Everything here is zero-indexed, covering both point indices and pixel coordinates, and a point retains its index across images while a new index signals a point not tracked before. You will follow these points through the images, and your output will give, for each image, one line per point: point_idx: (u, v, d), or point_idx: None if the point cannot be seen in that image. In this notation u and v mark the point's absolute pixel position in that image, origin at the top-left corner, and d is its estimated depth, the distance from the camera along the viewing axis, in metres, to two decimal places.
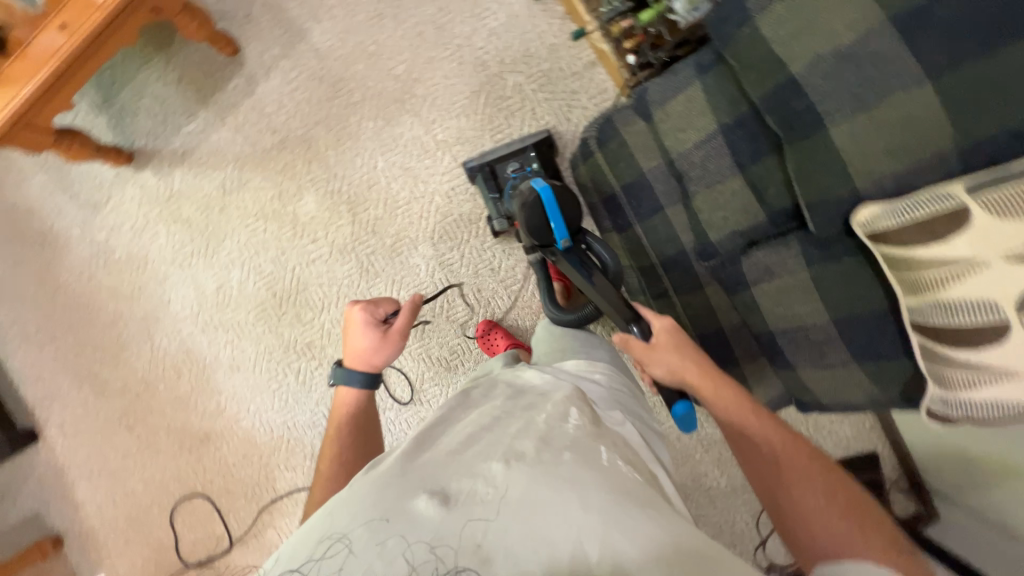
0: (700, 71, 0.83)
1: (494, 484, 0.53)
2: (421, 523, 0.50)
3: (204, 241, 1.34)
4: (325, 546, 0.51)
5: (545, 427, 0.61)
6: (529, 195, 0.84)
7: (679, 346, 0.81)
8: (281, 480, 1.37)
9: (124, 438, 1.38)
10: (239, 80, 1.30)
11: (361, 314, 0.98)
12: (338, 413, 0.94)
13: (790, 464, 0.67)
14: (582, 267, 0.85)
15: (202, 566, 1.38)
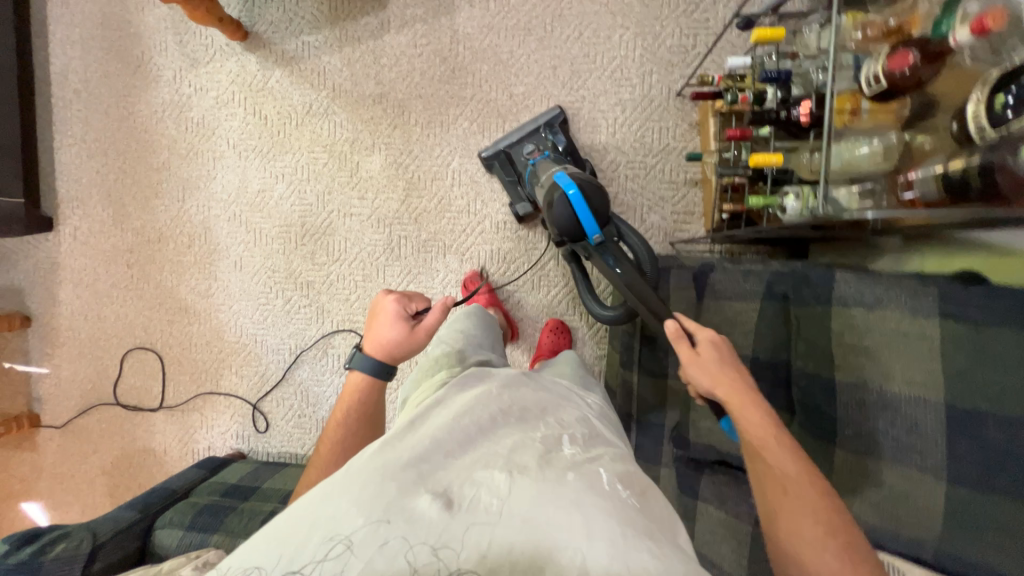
0: (768, 293, 0.88)
1: (497, 493, 0.56)
2: (424, 523, 0.52)
3: (268, 144, 1.37)
4: (323, 547, 0.51)
5: (542, 448, 0.64)
6: (557, 195, 0.94)
7: (725, 357, 0.76)
8: (227, 380, 1.44)
9: (119, 270, 1.46)
10: (372, 20, 1.30)
11: (391, 304, 0.98)
12: (347, 398, 0.94)
13: (796, 492, 0.61)
14: (613, 261, 0.96)
15: (129, 409, 1.49)
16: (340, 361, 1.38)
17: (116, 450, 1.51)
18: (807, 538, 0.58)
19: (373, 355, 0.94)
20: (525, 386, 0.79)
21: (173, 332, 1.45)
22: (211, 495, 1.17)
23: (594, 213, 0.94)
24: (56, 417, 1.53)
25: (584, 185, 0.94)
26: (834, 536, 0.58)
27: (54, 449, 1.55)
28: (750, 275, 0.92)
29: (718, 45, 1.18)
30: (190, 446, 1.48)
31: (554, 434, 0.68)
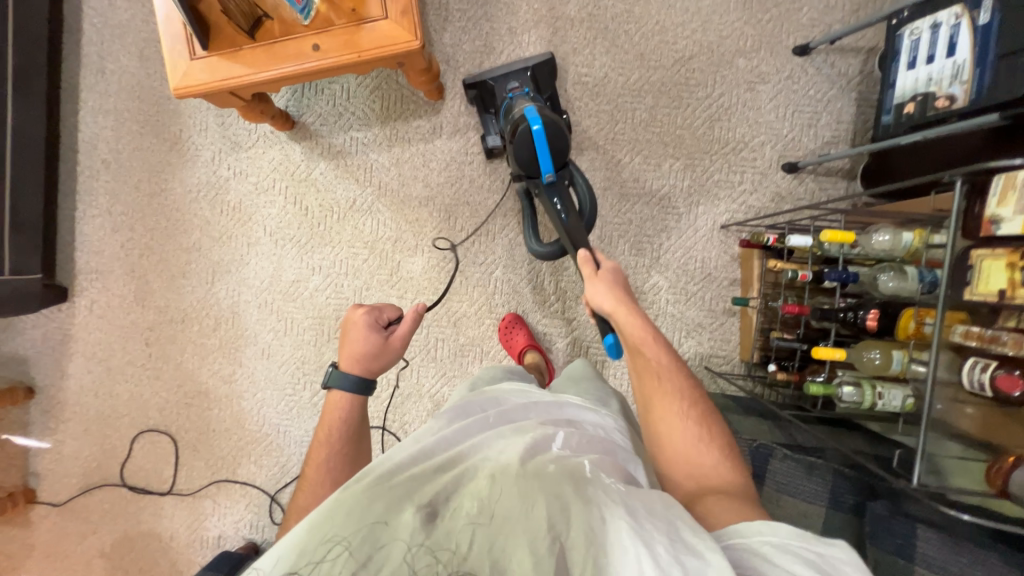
0: (833, 502, 0.91)
1: (480, 496, 0.58)
2: (416, 531, 0.53)
3: (308, 236, 1.34)
4: (324, 548, 0.52)
5: (528, 449, 0.67)
6: (521, 128, 0.95)
7: (612, 280, 0.85)
8: (245, 468, 1.40)
9: (137, 347, 1.41)
10: (424, 123, 1.30)
11: (362, 316, 0.87)
12: (328, 419, 0.81)
13: (670, 379, 0.73)
14: (562, 207, 0.98)
15: (136, 491, 1.43)
16: None
17: (117, 534, 1.44)
18: (673, 411, 0.70)
19: (353, 372, 0.83)
20: (523, 400, 0.79)
21: (190, 415, 1.40)
22: None
23: (552, 154, 0.96)
24: (53, 494, 1.45)
25: (548, 121, 0.95)
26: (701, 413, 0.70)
27: (46, 530, 1.45)
28: (814, 474, 0.94)
29: (764, 185, 1.22)
30: (200, 534, 1.42)
31: (541, 436, 0.70)
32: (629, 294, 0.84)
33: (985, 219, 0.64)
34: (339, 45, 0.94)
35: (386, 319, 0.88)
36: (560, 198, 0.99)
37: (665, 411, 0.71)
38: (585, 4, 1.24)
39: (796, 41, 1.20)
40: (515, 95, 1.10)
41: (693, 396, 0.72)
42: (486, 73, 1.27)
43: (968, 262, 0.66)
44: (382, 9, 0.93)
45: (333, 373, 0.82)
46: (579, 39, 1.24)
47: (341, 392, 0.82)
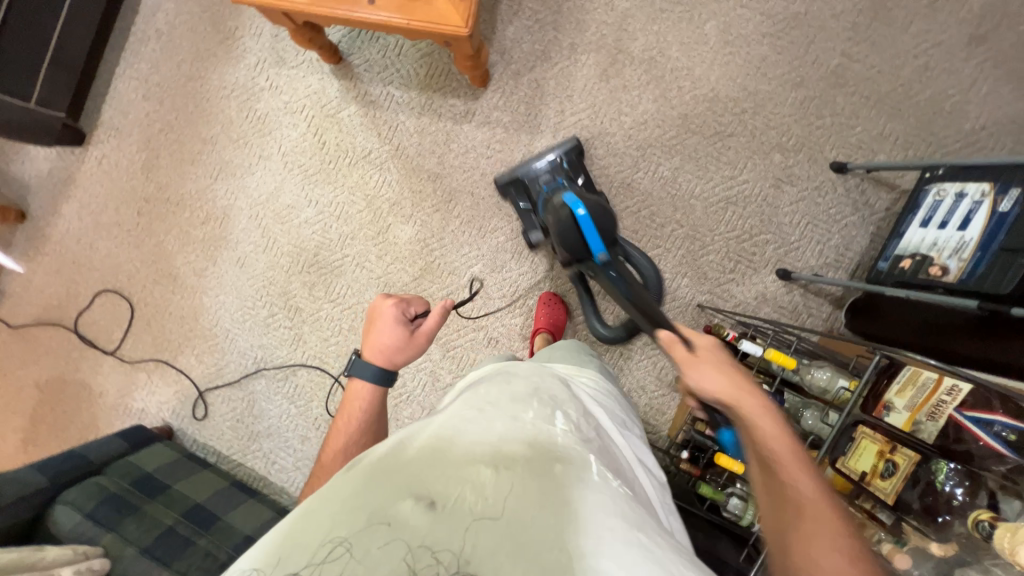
0: None
1: (479, 492, 0.47)
2: (407, 530, 0.44)
3: (316, 170, 1.37)
4: (325, 549, 0.44)
5: (534, 430, 0.55)
6: (566, 216, 0.96)
7: (722, 362, 0.67)
8: (185, 357, 1.46)
9: (128, 213, 1.46)
10: (458, 104, 1.31)
11: (390, 307, 0.87)
12: (350, 407, 0.80)
13: (824, 524, 0.52)
14: (621, 281, 0.93)
15: (83, 341, 1.50)
16: (295, 390, 1.41)
17: (54, 373, 1.51)
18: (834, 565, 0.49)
19: (375, 363, 0.82)
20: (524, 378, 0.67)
21: (155, 293, 1.46)
22: (121, 481, 1.19)
23: (600, 235, 0.96)
24: (10, 315, 1.53)
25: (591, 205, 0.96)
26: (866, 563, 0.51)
27: None
28: None
29: (752, 281, 1.22)
30: (126, 402, 1.49)
31: (547, 412, 0.58)
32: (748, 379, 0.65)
33: (881, 401, 0.75)
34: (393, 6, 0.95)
35: (411, 313, 0.87)
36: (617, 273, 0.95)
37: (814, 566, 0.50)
38: (651, 48, 1.24)
39: (837, 157, 1.19)
40: (552, 189, 1.11)
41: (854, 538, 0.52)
42: (533, 78, 1.27)
43: (853, 433, 0.77)
44: None
45: (355, 363, 0.81)
46: (632, 79, 1.24)
47: (362, 382, 0.82)
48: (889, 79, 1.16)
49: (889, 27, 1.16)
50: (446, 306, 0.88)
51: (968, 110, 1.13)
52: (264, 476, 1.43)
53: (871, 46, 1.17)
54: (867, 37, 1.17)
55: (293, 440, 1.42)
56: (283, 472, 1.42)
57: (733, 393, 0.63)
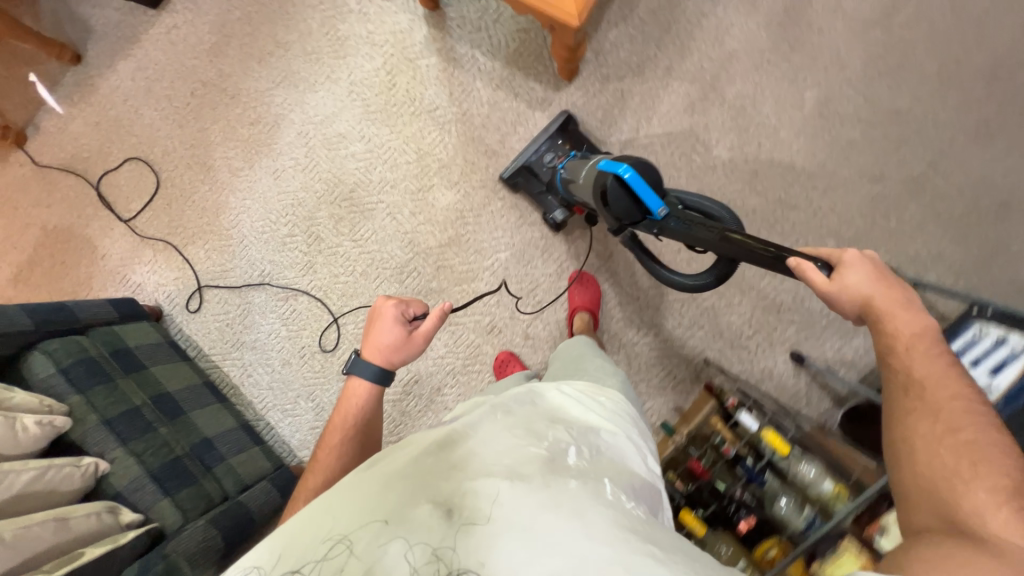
0: None
1: (493, 502, 0.53)
2: (425, 533, 0.51)
3: (377, 109, 1.35)
4: (324, 546, 0.51)
5: (549, 455, 0.60)
6: (614, 183, 0.82)
7: (874, 271, 0.66)
8: (195, 248, 1.45)
9: (181, 90, 1.43)
10: (538, 89, 1.28)
11: (390, 308, 0.90)
12: (346, 404, 0.86)
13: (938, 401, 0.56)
14: (688, 228, 0.79)
15: (101, 200, 1.49)
16: (291, 314, 1.41)
17: (65, 221, 1.51)
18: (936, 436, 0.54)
19: (374, 362, 0.86)
20: (542, 399, 0.73)
21: (184, 176, 1.45)
22: (101, 348, 1.19)
23: (656, 188, 0.82)
24: (37, 152, 1.51)
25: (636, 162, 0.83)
26: (985, 442, 0.51)
27: (14, 176, 1.53)
28: None
29: (763, 354, 1.21)
30: (125, 272, 1.49)
31: (561, 439, 0.64)
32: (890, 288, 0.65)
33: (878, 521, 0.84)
34: None
35: (411, 314, 0.90)
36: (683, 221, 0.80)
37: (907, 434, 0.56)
38: (744, 96, 1.21)
39: (888, 262, 1.17)
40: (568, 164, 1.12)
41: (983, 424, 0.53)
42: (619, 88, 1.24)
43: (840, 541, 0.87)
44: None
45: (355, 362, 0.86)
46: (715, 120, 1.22)
47: (360, 379, 0.87)
48: (965, 203, 1.14)
49: (984, 153, 1.14)
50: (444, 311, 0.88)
51: None
52: (236, 385, 1.44)
53: (960, 166, 1.14)
54: (959, 155, 1.14)
55: (274, 360, 1.42)
56: (255, 387, 1.43)
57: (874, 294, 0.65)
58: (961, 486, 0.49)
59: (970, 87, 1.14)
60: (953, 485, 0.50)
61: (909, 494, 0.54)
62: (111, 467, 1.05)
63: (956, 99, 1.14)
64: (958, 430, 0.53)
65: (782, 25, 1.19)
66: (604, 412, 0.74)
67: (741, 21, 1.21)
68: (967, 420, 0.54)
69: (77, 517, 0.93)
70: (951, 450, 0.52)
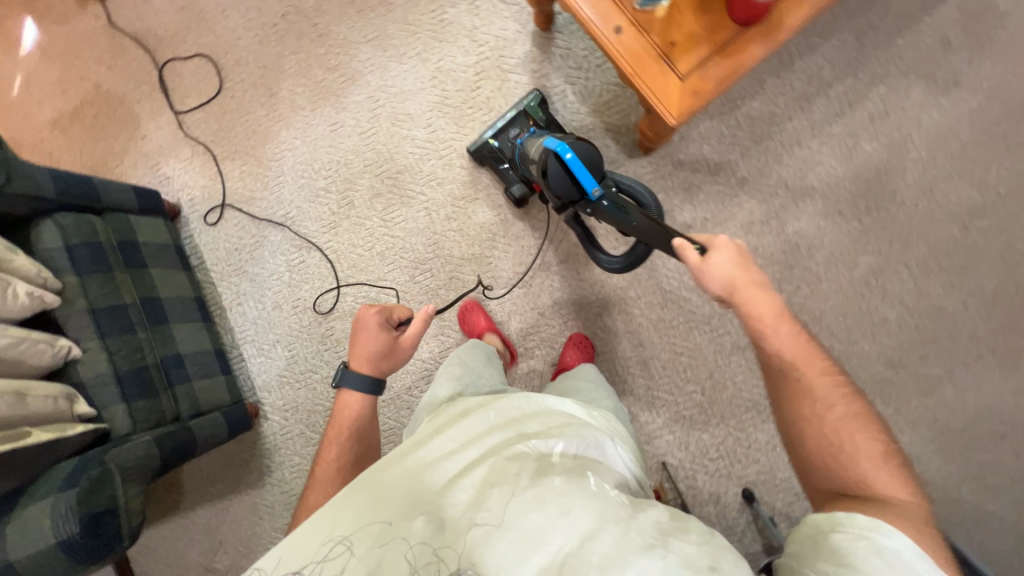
0: None
1: (485, 509, 0.63)
2: (421, 539, 0.61)
3: (453, 105, 1.33)
4: (328, 547, 0.60)
5: (536, 460, 0.68)
6: (554, 160, 0.88)
7: (736, 254, 0.78)
8: (232, 165, 1.45)
9: (273, 8, 1.40)
10: (611, 149, 1.26)
11: (373, 316, 0.94)
12: (341, 417, 0.92)
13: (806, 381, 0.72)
14: (619, 210, 0.87)
15: (160, 84, 1.48)
16: (299, 264, 1.42)
17: (118, 89, 1.51)
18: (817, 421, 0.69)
19: (363, 375, 0.92)
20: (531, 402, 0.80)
21: (246, 93, 1.43)
22: (111, 235, 1.20)
23: (590, 167, 0.89)
24: (116, 12, 1.50)
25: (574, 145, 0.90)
26: (848, 414, 0.69)
27: (87, 27, 1.52)
28: None
29: (718, 479, 1.23)
30: (159, 161, 1.49)
31: (546, 439, 0.72)
32: (751, 270, 0.78)
33: None
34: (633, 47, 0.88)
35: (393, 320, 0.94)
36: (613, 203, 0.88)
37: (795, 415, 0.71)
38: (802, 236, 1.19)
39: None
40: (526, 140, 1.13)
41: (844, 400, 0.70)
42: (687, 180, 1.23)
43: None
44: (689, 70, 0.87)
45: (343, 374, 0.92)
46: (765, 247, 1.21)
47: (351, 391, 0.92)
48: (964, 420, 1.14)
49: (1003, 382, 1.13)
50: (428, 315, 0.94)
51: (1003, 495, 1.12)
52: (224, 307, 1.47)
53: (975, 384, 1.14)
54: (979, 374, 1.14)
55: (268, 300, 1.44)
56: (242, 317, 1.46)
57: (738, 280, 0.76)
58: (846, 459, 0.66)
59: (1020, 316, 1.13)
60: (842, 458, 0.67)
61: (808, 463, 0.70)
62: (82, 356, 1.07)
63: (1000, 321, 1.13)
64: (832, 405, 0.70)
65: (868, 184, 1.17)
66: (591, 419, 0.82)
67: (830, 163, 1.18)
68: (839, 397, 0.70)
69: (37, 396, 0.96)
70: (832, 427, 0.68)
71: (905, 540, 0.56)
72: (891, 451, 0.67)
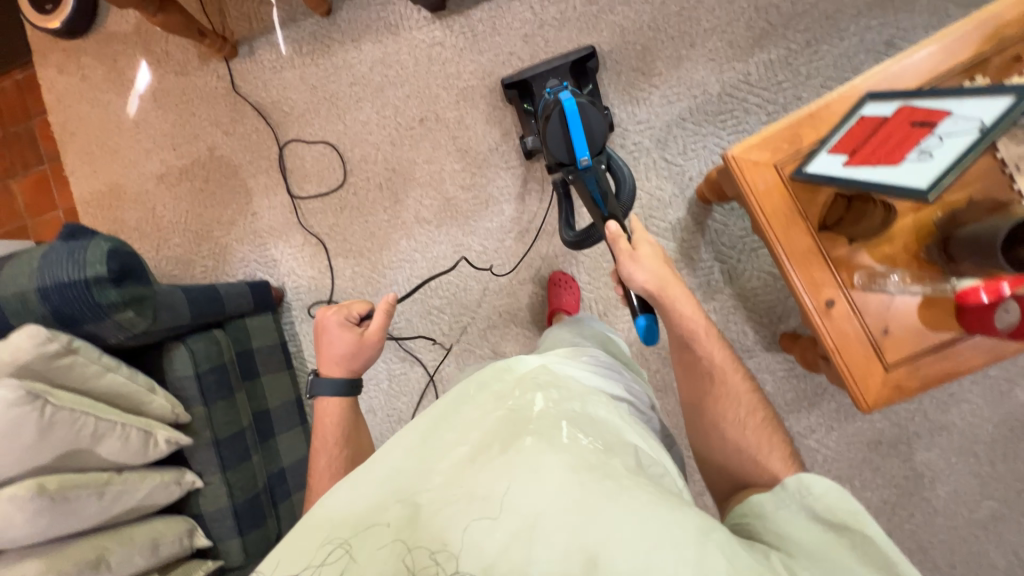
0: None
1: (459, 481, 0.55)
2: (406, 527, 0.51)
3: (589, 256, 1.28)
4: (324, 552, 0.51)
5: (509, 420, 0.62)
6: (558, 114, 0.96)
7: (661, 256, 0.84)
8: (344, 262, 1.40)
9: (413, 111, 1.32)
10: (749, 338, 1.21)
11: (331, 317, 0.94)
12: (321, 421, 0.91)
13: (724, 380, 0.75)
14: (596, 183, 0.99)
15: (280, 163, 1.41)
16: (399, 375, 1.39)
17: (233, 157, 1.44)
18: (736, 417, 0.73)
19: (336, 376, 0.92)
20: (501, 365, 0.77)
21: (369, 192, 1.36)
22: (232, 349, 1.18)
23: (587, 135, 0.97)
24: (240, 75, 1.41)
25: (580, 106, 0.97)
26: (766, 419, 0.72)
27: (207, 85, 1.43)
28: None
29: None
30: (268, 241, 1.44)
31: (527, 399, 0.66)
32: (673, 274, 0.83)
33: None
34: (838, 318, 0.83)
35: (354, 316, 0.95)
36: (595, 181, 0.99)
37: (719, 418, 0.74)
38: (929, 467, 1.16)
39: None
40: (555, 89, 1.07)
41: (762, 404, 0.74)
42: (822, 386, 1.19)
43: None
44: (898, 362, 0.82)
45: (314, 384, 0.91)
46: (888, 468, 1.18)
47: (326, 398, 0.91)
48: None
49: None
50: (391, 300, 0.94)
51: None
52: None
53: None
54: None
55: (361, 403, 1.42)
56: None
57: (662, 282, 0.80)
58: (763, 459, 0.68)
59: None
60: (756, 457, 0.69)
61: (722, 466, 0.72)
62: (203, 488, 1.07)
63: None
64: (753, 410, 0.73)
65: (1012, 431, 1.13)
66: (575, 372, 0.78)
67: (977, 402, 1.13)
68: (756, 403, 0.74)
69: (168, 544, 0.97)
70: (754, 432, 0.71)
71: (828, 482, 0.58)
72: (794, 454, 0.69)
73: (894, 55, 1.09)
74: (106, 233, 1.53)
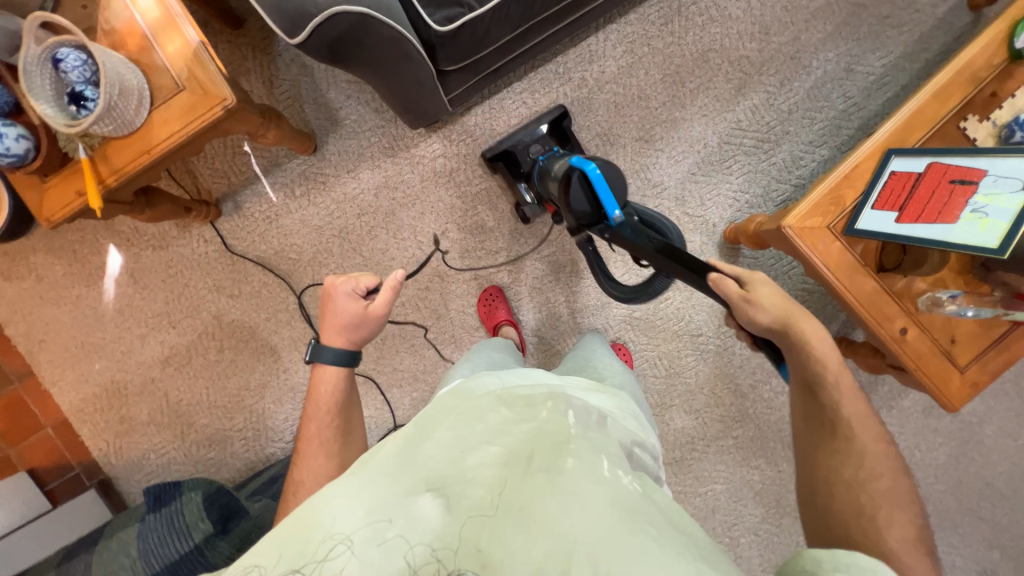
0: None
1: (489, 496, 0.47)
2: (423, 528, 0.44)
3: (642, 318, 1.32)
4: (324, 545, 0.43)
5: (547, 435, 0.54)
6: (576, 173, 0.77)
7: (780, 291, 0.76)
8: (399, 391, 1.33)
9: (432, 226, 1.29)
10: None
11: (339, 283, 0.78)
12: (314, 393, 0.75)
13: (861, 428, 0.68)
14: (643, 236, 0.75)
15: (302, 312, 1.32)
16: None
17: (246, 319, 1.33)
18: (859, 475, 0.65)
19: (335, 345, 0.76)
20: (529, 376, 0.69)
21: (407, 316, 1.31)
22: None
23: (614, 189, 0.77)
24: (230, 234, 1.30)
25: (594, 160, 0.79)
26: (882, 455, 0.66)
27: (194, 252, 1.31)
28: None
29: None
30: None
31: (562, 415, 0.58)
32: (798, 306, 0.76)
33: None
34: (912, 342, 0.93)
35: (364, 287, 0.78)
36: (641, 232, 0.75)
37: (837, 472, 0.66)
38: (975, 415, 1.33)
39: None
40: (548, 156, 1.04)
41: (880, 440, 0.68)
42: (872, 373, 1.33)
43: None
44: (969, 362, 0.94)
45: (315, 348, 0.75)
46: (944, 426, 1.33)
47: (325, 366, 0.76)
48: None
49: None
50: (399, 280, 0.79)
51: None
52: None
53: None
54: None
55: None
56: None
57: (788, 311, 0.74)
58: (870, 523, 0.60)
59: None
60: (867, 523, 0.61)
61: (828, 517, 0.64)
62: None
63: None
64: (878, 472, 0.65)
65: None
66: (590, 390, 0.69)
67: None
68: (875, 442, 0.67)
69: None
70: (870, 482, 0.64)
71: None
72: (909, 517, 0.62)
73: (855, 80, 1.23)
74: (115, 438, 1.36)
